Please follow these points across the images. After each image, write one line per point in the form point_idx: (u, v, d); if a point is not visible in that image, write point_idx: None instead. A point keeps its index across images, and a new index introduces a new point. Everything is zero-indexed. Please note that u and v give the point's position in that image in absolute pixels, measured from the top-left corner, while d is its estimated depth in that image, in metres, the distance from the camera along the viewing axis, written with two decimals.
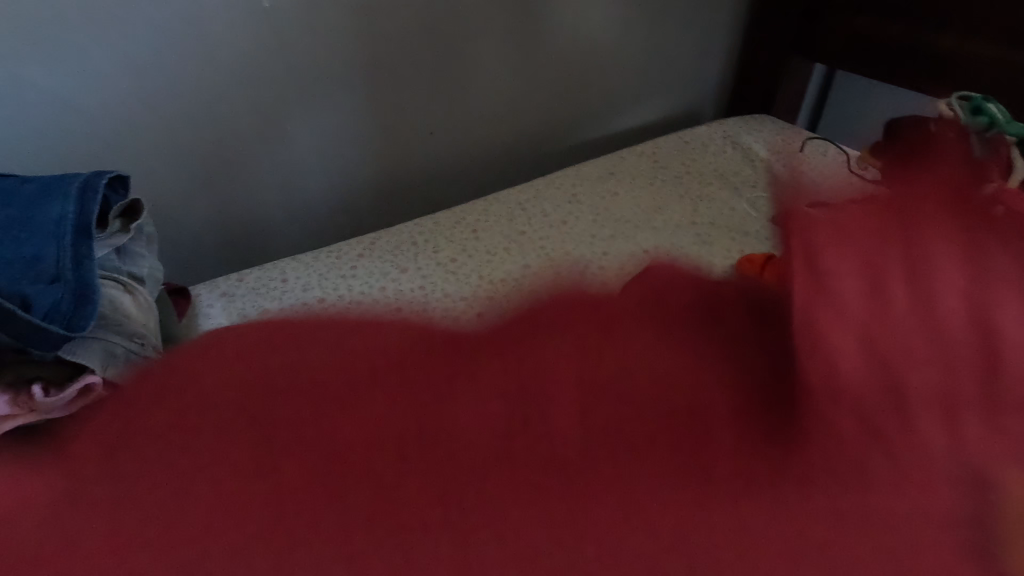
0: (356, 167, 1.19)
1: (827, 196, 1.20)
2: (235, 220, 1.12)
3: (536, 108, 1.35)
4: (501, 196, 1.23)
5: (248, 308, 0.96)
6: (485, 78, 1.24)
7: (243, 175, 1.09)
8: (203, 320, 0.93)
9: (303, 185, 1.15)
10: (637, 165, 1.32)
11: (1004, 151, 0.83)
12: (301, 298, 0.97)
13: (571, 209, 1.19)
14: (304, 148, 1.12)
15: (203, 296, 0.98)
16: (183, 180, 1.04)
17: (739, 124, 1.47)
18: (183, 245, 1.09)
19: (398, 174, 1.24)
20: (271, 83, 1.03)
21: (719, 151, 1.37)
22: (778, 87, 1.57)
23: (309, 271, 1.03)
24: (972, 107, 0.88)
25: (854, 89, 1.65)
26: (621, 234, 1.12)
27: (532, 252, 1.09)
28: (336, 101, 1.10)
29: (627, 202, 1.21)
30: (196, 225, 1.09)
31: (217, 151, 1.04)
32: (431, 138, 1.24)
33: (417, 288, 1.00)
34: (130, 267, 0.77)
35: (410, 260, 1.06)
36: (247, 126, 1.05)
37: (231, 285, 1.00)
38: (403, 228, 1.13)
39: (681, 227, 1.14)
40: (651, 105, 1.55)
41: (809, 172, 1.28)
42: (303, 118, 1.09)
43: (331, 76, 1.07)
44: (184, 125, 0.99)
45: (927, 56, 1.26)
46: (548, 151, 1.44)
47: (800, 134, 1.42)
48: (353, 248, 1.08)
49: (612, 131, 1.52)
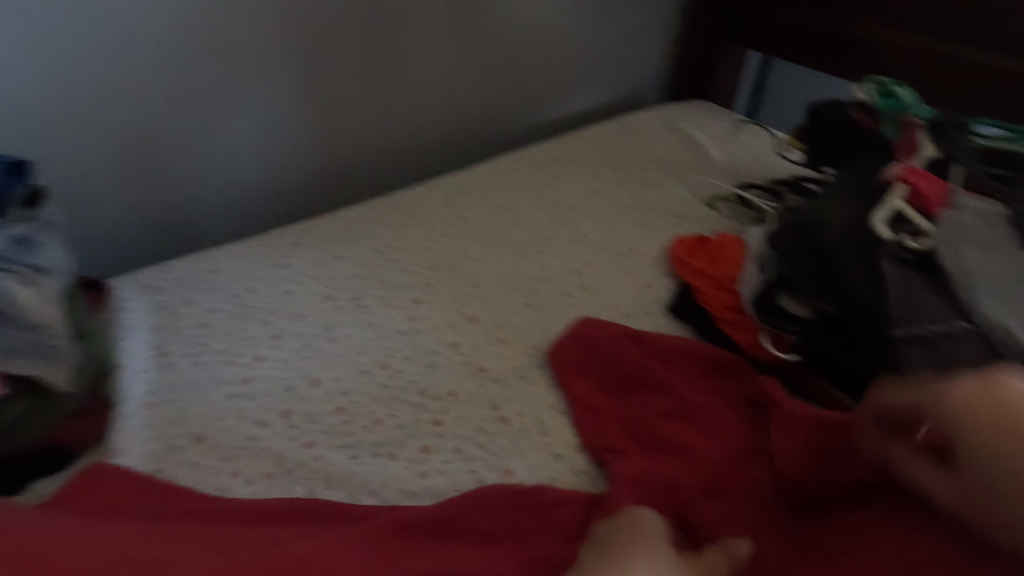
0: (290, 154, 1.15)
1: (759, 178, 1.24)
2: (159, 206, 1.07)
3: (478, 94, 1.34)
4: (441, 181, 1.21)
5: (173, 300, 0.91)
6: (424, 61, 1.22)
7: (166, 160, 1.03)
8: (121, 312, 0.88)
9: (233, 172, 1.11)
10: (578, 150, 1.33)
11: (913, 132, 0.87)
12: (230, 289, 0.94)
13: (512, 195, 1.18)
14: (233, 133, 1.07)
15: (122, 288, 0.93)
16: (99, 165, 0.98)
17: (678, 110, 1.49)
18: (101, 234, 1.03)
19: (335, 160, 1.21)
20: (194, 65, 0.98)
21: (658, 136, 1.39)
22: (715, 74, 1.61)
23: (239, 261, 0.99)
24: (883, 93, 0.92)
25: (788, 75, 1.70)
26: (561, 218, 1.13)
27: (472, 237, 1.07)
28: (265, 82, 1.06)
29: (568, 186, 1.22)
30: (116, 213, 1.03)
31: (138, 136, 0.99)
32: (370, 124, 1.21)
33: (353, 276, 0.98)
34: (33, 258, 0.73)
35: (346, 248, 1.03)
36: (169, 110, 1.00)
37: (154, 277, 0.95)
38: (339, 215, 1.10)
39: (619, 211, 1.15)
40: (594, 90, 1.55)
41: (742, 156, 1.32)
42: (227, 100, 1.04)
43: (258, 56, 1.03)
44: (98, 108, 0.94)
45: (850, 45, 1.32)
46: (492, 136, 1.43)
47: (735, 119, 1.46)
48: (287, 236, 1.04)
49: (556, 116, 1.52)
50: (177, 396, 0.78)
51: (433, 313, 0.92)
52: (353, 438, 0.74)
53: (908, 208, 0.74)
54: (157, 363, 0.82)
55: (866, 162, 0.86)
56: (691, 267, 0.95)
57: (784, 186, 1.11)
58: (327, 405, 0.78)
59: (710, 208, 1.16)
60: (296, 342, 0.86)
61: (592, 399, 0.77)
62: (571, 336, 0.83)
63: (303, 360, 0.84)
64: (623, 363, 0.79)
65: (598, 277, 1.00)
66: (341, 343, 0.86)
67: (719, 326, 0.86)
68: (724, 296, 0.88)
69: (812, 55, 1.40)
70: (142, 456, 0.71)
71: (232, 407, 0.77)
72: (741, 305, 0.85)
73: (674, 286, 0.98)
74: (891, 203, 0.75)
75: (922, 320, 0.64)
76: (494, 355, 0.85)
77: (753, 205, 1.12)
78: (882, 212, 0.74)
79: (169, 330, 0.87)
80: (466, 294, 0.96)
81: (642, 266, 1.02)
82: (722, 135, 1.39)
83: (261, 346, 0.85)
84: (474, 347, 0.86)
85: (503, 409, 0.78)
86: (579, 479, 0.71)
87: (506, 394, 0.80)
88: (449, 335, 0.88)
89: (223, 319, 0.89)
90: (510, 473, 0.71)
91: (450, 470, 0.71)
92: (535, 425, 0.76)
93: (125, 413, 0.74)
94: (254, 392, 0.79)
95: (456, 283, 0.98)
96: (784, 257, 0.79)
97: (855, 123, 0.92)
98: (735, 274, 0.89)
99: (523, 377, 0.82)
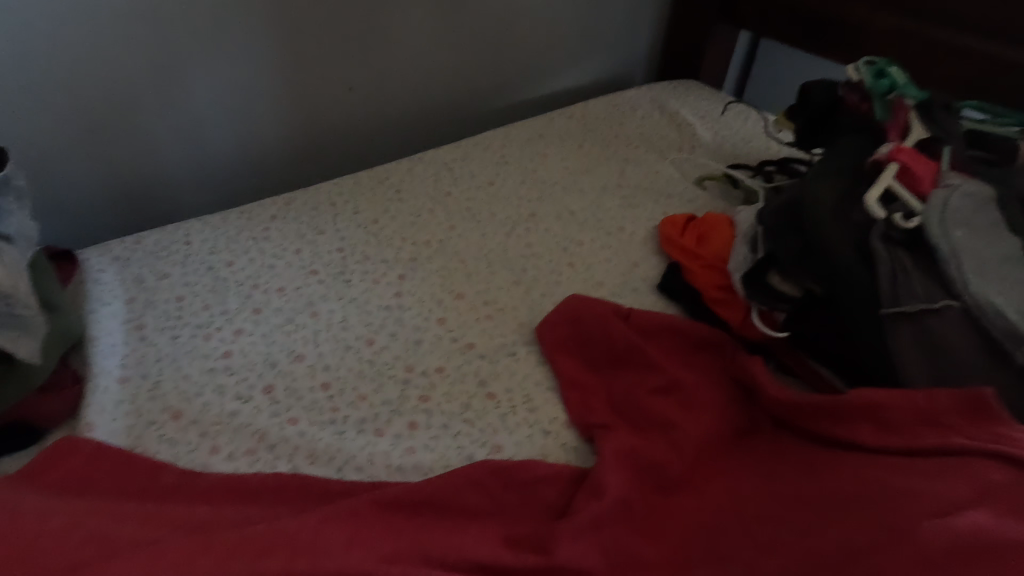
0: (270, 125, 1.11)
1: (746, 159, 1.24)
2: (131, 175, 1.02)
3: (464, 67, 1.31)
4: (426, 155, 1.19)
5: (147, 273, 0.88)
6: (410, 31, 1.18)
7: (139, 127, 0.99)
8: (92, 285, 0.85)
9: (208, 142, 1.06)
10: (566, 127, 1.31)
11: (902, 114, 0.86)
12: (207, 262, 0.90)
13: (499, 171, 1.16)
14: (208, 99, 1.03)
15: (92, 260, 0.89)
16: (68, 130, 0.93)
17: (667, 89, 1.48)
18: (68, 205, 0.99)
19: (316, 132, 1.17)
20: (166, 26, 0.93)
21: (647, 115, 1.37)
22: (704, 54, 1.59)
23: (217, 233, 0.95)
24: (875, 73, 0.90)
25: (775, 57, 1.70)
26: (549, 195, 1.11)
27: (458, 213, 1.05)
28: (244, 49, 1.01)
29: (556, 163, 1.20)
30: (83, 182, 0.98)
31: (106, 99, 0.94)
32: (352, 94, 1.17)
33: (336, 250, 0.95)
34: None
35: (329, 222, 1.00)
36: (140, 73, 0.95)
37: (126, 249, 0.91)
38: (321, 188, 1.07)
39: (608, 189, 1.14)
40: (582, 66, 1.53)
41: (730, 136, 1.31)
42: (204, 67, 0.99)
43: (236, 23, 0.98)
44: (67, 71, 0.89)
45: (839, 27, 1.31)
46: (479, 111, 1.40)
47: (723, 99, 1.45)
48: (267, 209, 1.01)
49: (543, 92, 1.49)
50: (153, 371, 0.75)
51: (419, 289, 0.90)
52: (338, 414, 0.72)
53: (899, 188, 0.74)
54: (131, 337, 0.79)
55: (856, 141, 0.86)
56: (679, 245, 0.94)
57: (772, 166, 1.11)
58: (310, 380, 0.76)
59: (697, 187, 1.15)
60: (277, 318, 0.83)
61: (578, 375, 0.76)
62: (560, 309, 0.82)
63: (285, 334, 0.81)
64: (610, 340, 0.78)
65: (586, 255, 0.99)
66: (324, 319, 0.84)
67: (708, 305, 0.85)
68: (712, 274, 0.87)
69: (801, 35, 1.39)
70: (116, 432, 0.68)
71: (210, 382, 0.74)
72: (729, 283, 0.85)
73: (661, 264, 0.98)
74: (884, 182, 0.74)
75: (912, 298, 0.65)
76: (481, 331, 0.84)
77: (741, 185, 1.11)
78: (875, 191, 0.73)
79: (143, 303, 0.84)
80: (453, 271, 0.94)
81: (630, 244, 1.01)
82: (710, 116, 1.38)
83: (240, 321, 0.82)
84: (461, 323, 0.85)
85: (491, 387, 0.77)
86: (568, 454, 0.70)
87: (493, 371, 0.79)
88: (436, 311, 0.86)
89: (200, 293, 0.85)
90: (498, 449, 0.70)
91: (437, 446, 0.70)
92: (524, 402, 0.75)
93: (97, 388, 0.71)
94: (234, 367, 0.76)
95: (442, 259, 0.96)
96: (774, 235, 0.78)
97: (846, 103, 0.92)
98: (723, 252, 0.89)
99: (510, 353, 0.81)
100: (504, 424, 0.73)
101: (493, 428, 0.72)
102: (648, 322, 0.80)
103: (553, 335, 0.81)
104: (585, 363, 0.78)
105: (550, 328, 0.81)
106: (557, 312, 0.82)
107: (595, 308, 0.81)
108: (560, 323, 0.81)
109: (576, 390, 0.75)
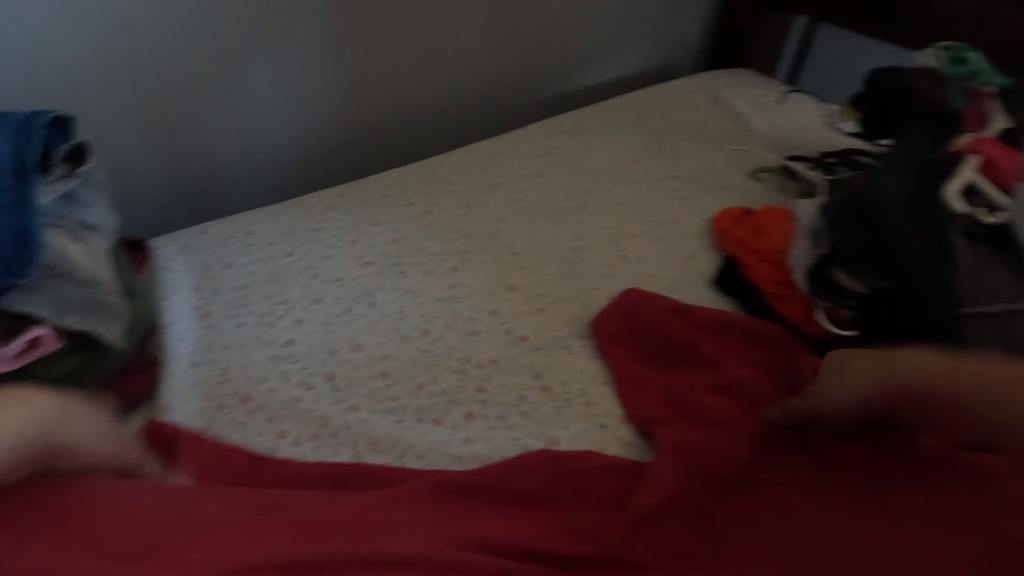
0: (324, 117, 1.13)
1: (804, 149, 1.20)
2: (195, 168, 1.06)
3: (513, 58, 1.30)
4: (476, 147, 1.19)
5: (212, 263, 0.91)
6: (461, 23, 1.18)
7: (204, 121, 1.02)
8: (163, 273, 0.89)
9: (267, 135, 1.09)
10: (616, 117, 1.29)
11: (982, 103, 0.83)
12: (268, 253, 0.93)
13: (548, 162, 1.16)
14: (269, 94, 1.05)
15: (163, 250, 0.93)
16: (139, 125, 0.97)
17: (719, 77, 1.44)
18: (137, 197, 1.03)
19: (367, 124, 1.19)
20: (231, 22, 0.96)
21: (698, 105, 1.34)
22: (758, 40, 1.54)
23: (276, 224, 0.98)
24: (952, 58, 0.85)
25: (834, 42, 1.63)
26: (599, 187, 1.10)
27: (508, 204, 1.06)
28: (303, 44, 1.03)
29: (606, 154, 1.18)
30: (152, 175, 1.02)
31: (174, 93, 0.97)
32: (403, 86, 1.18)
33: (390, 241, 0.97)
34: (81, 216, 0.72)
35: (382, 214, 1.02)
36: (205, 67, 0.97)
37: (193, 239, 0.95)
38: (374, 180, 1.09)
39: (659, 181, 1.12)
40: (631, 55, 1.50)
41: (786, 126, 1.27)
42: (265, 62, 1.02)
43: (296, 18, 1.00)
44: (139, 68, 0.92)
45: (907, 11, 1.25)
46: (526, 102, 1.39)
47: (778, 87, 1.40)
48: (323, 201, 1.03)
49: (591, 82, 1.47)
50: (221, 357, 0.78)
51: (472, 281, 0.91)
52: (397, 403, 0.74)
53: (981, 181, 0.72)
54: (199, 324, 0.82)
55: (929, 131, 0.82)
56: (736, 239, 0.92)
57: (833, 157, 1.07)
58: (369, 369, 0.78)
59: (753, 179, 1.12)
60: (336, 307, 0.85)
61: (634, 370, 0.76)
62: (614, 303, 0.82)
63: (343, 324, 0.83)
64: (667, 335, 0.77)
65: (638, 248, 0.97)
66: (380, 309, 0.86)
67: (767, 300, 0.84)
68: (771, 269, 0.85)
69: (865, 20, 1.33)
70: (189, 415, 0.71)
71: (275, 368, 0.77)
72: (790, 278, 0.83)
73: (716, 258, 0.96)
74: (964, 176, 0.72)
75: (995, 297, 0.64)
76: (534, 323, 0.85)
77: (799, 177, 1.08)
78: (954, 186, 0.71)
79: (210, 292, 0.87)
80: (505, 263, 0.94)
81: (684, 238, 0.99)
82: (765, 105, 1.34)
83: (301, 310, 0.85)
84: (515, 315, 0.86)
85: (546, 379, 0.77)
86: (624, 449, 0.70)
87: (547, 363, 0.79)
88: (489, 304, 0.87)
89: (262, 282, 0.88)
90: (554, 441, 0.70)
91: (494, 437, 0.71)
92: (579, 395, 0.75)
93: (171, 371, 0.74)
94: (296, 355, 0.79)
95: (494, 251, 0.96)
96: (839, 230, 0.76)
97: (919, 91, 0.87)
98: (782, 246, 0.87)
99: (564, 346, 0.81)
100: (560, 418, 0.73)
101: (548, 421, 0.72)
102: (705, 316, 0.79)
103: (606, 328, 0.80)
104: (640, 356, 0.78)
105: (604, 322, 0.81)
106: (611, 306, 0.82)
107: (651, 303, 0.80)
108: (614, 316, 0.81)
109: (630, 382, 0.75)
